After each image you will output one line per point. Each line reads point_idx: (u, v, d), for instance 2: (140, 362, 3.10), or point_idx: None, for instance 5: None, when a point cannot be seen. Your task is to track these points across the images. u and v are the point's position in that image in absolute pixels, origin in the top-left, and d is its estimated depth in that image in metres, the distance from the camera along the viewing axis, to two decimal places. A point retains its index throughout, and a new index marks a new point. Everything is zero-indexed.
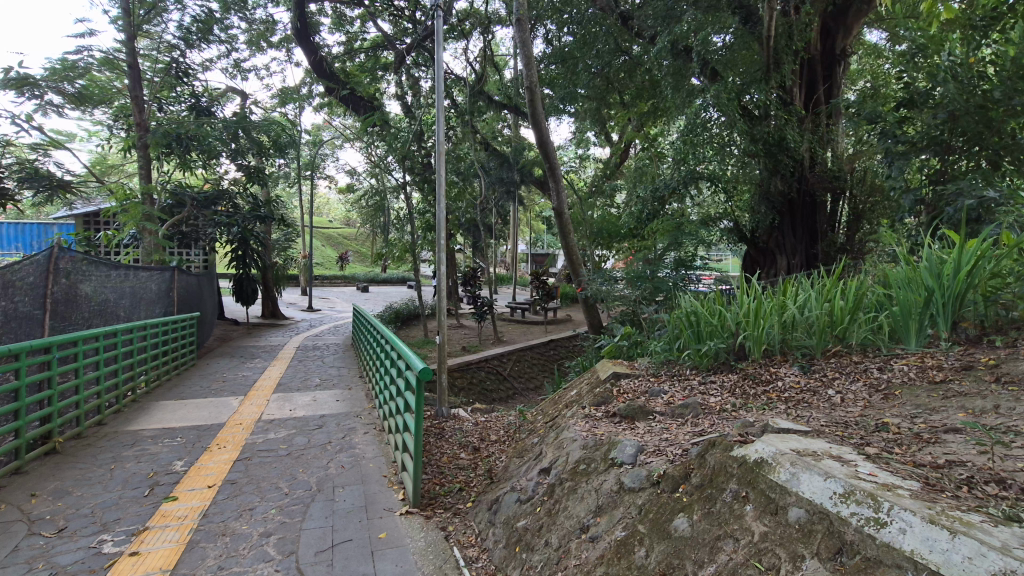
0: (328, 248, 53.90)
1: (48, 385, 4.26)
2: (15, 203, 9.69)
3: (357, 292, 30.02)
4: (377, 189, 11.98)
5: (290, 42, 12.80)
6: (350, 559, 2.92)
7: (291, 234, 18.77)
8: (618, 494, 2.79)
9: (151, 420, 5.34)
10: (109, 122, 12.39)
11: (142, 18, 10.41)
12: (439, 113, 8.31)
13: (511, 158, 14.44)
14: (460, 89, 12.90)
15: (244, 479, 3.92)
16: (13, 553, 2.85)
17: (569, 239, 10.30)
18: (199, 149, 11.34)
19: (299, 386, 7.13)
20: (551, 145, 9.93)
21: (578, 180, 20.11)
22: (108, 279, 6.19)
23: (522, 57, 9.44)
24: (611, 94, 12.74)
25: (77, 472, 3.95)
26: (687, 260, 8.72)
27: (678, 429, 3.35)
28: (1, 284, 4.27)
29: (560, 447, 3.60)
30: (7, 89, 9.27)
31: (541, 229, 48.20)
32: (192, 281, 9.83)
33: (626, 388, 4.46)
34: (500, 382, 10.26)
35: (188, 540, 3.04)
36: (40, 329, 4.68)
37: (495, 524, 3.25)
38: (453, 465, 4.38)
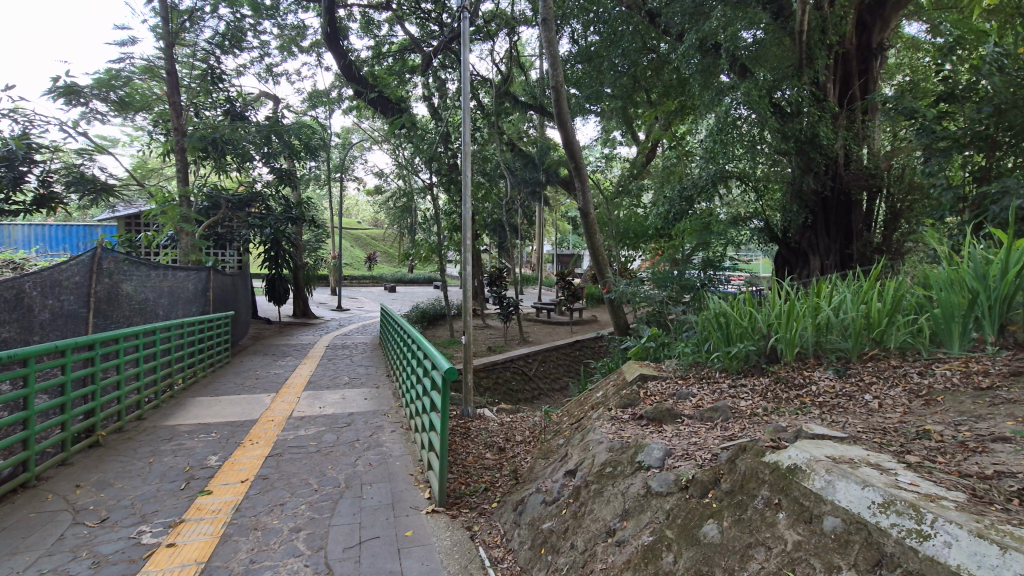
0: (357, 248, 54.91)
1: (92, 381, 4.45)
2: (62, 206, 10.13)
3: (385, 292, 30.50)
4: (404, 190, 12.13)
5: (320, 47, 13.05)
6: (377, 557, 2.95)
7: (321, 235, 19.14)
8: (645, 498, 2.75)
9: (188, 415, 5.52)
10: (149, 128, 12.85)
11: (179, 26, 10.76)
12: (466, 115, 8.32)
13: (536, 158, 14.57)
14: (486, 90, 13.44)
15: (275, 475, 4.00)
16: (58, 541, 2.98)
17: (595, 239, 10.21)
18: (233, 153, 11.68)
19: (329, 384, 7.27)
20: (577, 145, 9.87)
21: (604, 180, 19.95)
22: (148, 279, 6.42)
23: (548, 57, 9.41)
24: (638, 93, 12.61)
25: (118, 465, 4.11)
26: (716, 261, 8.60)
27: (707, 433, 3.28)
28: (50, 283, 4.48)
29: (586, 449, 3.57)
30: (56, 97, 9.69)
31: (566, 229, 48.05)
32: (227, 281, 10.14)
33: (653, 390, 4.39)
34: (525, 382, 10.28)
35: (221, 533, 3.12)
36: (85, 327, 4.88)
37: (520, 526, 3.25)
38: (479, 464, 4.39)
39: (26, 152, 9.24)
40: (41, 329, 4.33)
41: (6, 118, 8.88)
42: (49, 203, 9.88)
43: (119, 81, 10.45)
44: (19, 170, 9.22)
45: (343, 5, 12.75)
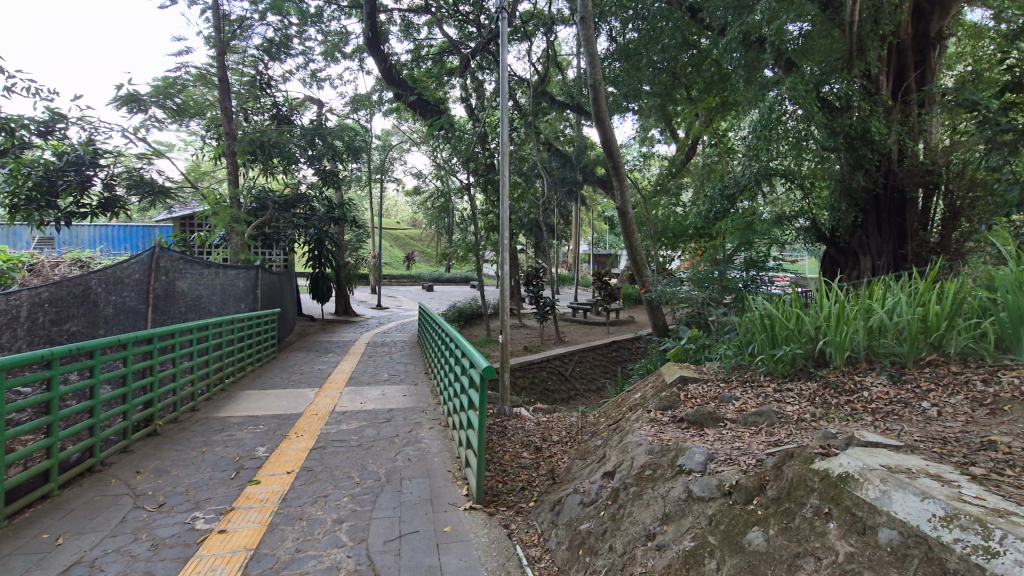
0: (396, 248, 55.95)
1: (151, 373, 4.70)
2: (124, 208, 10.73)
3: (422, 292, 30.99)
4: (441, 190, 12.32)
5: (362, 52, 13.36)
6: (416, 551, 3.00)
7: (362, 235, 19.59)
8: (687, 502, 2.69)
9: (238, 407, 5.75)
10: (202, 133, 13.46)
11: (230, 34, 11.22)
12: (503, 116, 8.33)
13: (573, 157, 14.50)
14: (523, 90, 13.45)
15: (319, 467, 4.13)
16: (121, 524, 3.17)
17: (634, 239, 10.08)
18: (280, 156, 12.11)
19: (369, 380, 7.43)
20: (616, 144, 9.75)
21: (642, 179, 19.64)
22: (202, 277, 6.72)
23: (586, 56, 9.34)
24: (678, 90, 12.36)
25: (174, 453, 4.33)
26: (759, 261, 8.33)
27: (751, 438, 3.19)
28: (113, 281, 4.75)
29: (624, 451, 3.52)
30: (119, 105, 10.28)
31: (603, 229, 47.49)
32: (274, 279, 10.51)
33: (694, 393, 4.28)
34: (562, 382, 10.24)
35: (269, 522, 3.24)
36: (143, 322, 5.16)
37: (558, 526, 3.23)
38: (516, 463, 4.40)
39: (92, 157, 9.88)
40: (105, 324, 4.60)
41: (74, 125, 9.47)
42: (113, 206, 10.48)
43: (175, 88, 10.99)
44: (86, 174, 9.83)
45: (383, 10, 13.01)
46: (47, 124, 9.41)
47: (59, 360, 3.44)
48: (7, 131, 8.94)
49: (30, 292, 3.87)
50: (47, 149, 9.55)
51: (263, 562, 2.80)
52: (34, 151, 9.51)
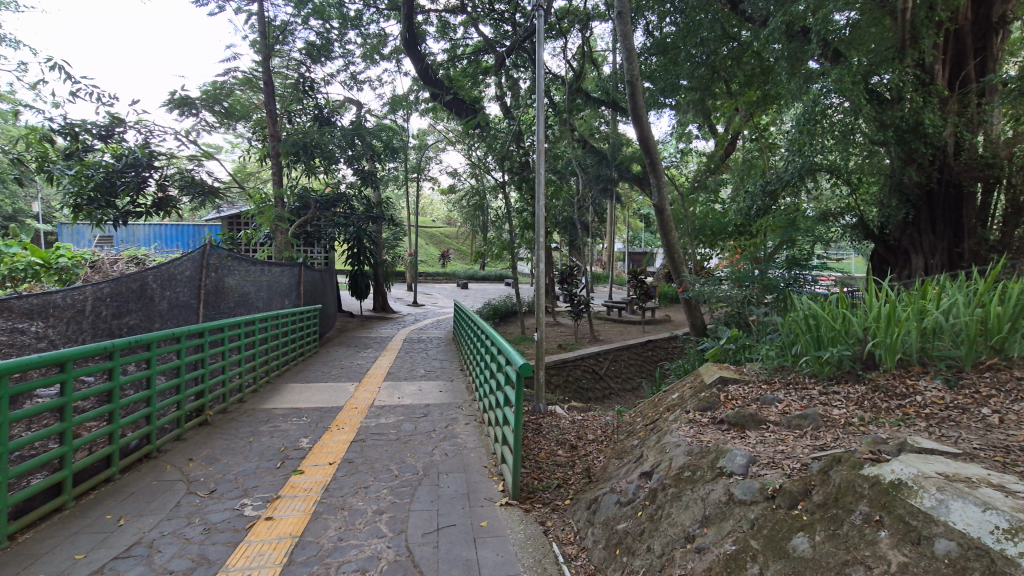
0: (432, 247, 56.68)
1: (202, 365, 4.93)
2: (177, 208, 11.24)
3: (456, 289, 31.28)
4: (476, 188, 12.41)
5: (399, 53, 13.56)
6: (454, 544, 3.04)
7: (398, 233, 19.93)
8: (728, 505, 2.62)
9: (283, 399, 5.96)
10: (248, 136, 13.97)
11: (275, 38, 11.60)
12: (537, 114, 8.33)
13: (609, 154, 14.37)
14: (558, 88, 13.40)
15: (360, 459, 4.24)
16: (176, 508, 3.33)
17: (671, 236, 9.90)
18: (321, 156, 12.44)
19: (406, 376, 7.57)
20: (653, 140, 9.59)
21: (680, 176, 19.25)
22: (248, 274, 6.98)
23: (623, 52, 9.22)
24: (717, 84, 12.03)
25: (224, 442, 4.52)
26: (802, 259, 8.04)
27: (796, 441, 3.10)
28: (167, 277, 5.00)
29: (662, 451, 3.47)
30: (172, 109, 10.77)
31: (637, 226, 46.86)
32: (315, 277, 10.82)
33: (735, 394, 4.16)
34: (596, 381, 10.16)
35: (312, 511, 3.35)
36: (195, 316, 5.41)
37: (594, 524, 3.21)
38: (551, 461, 4.41)
39: (148, 159, 10.40)
40: (160, 318, 4.84)
41: (131, 129, 9.99)
42: (166, 206, 10.99)
43: (223, 92, 11.47)
44: (142, 175, 10.35)
45: (421, 10, 13.17)
46: (107, 128, 9.95)
47: (120, 352, 3.66)
48: (71, 135, 9.51)
49: (93, 287, 4.10)
50: (107, 152, 10.11)
51: (308, 549, 2.89)
52: (95, 154, 10.08)
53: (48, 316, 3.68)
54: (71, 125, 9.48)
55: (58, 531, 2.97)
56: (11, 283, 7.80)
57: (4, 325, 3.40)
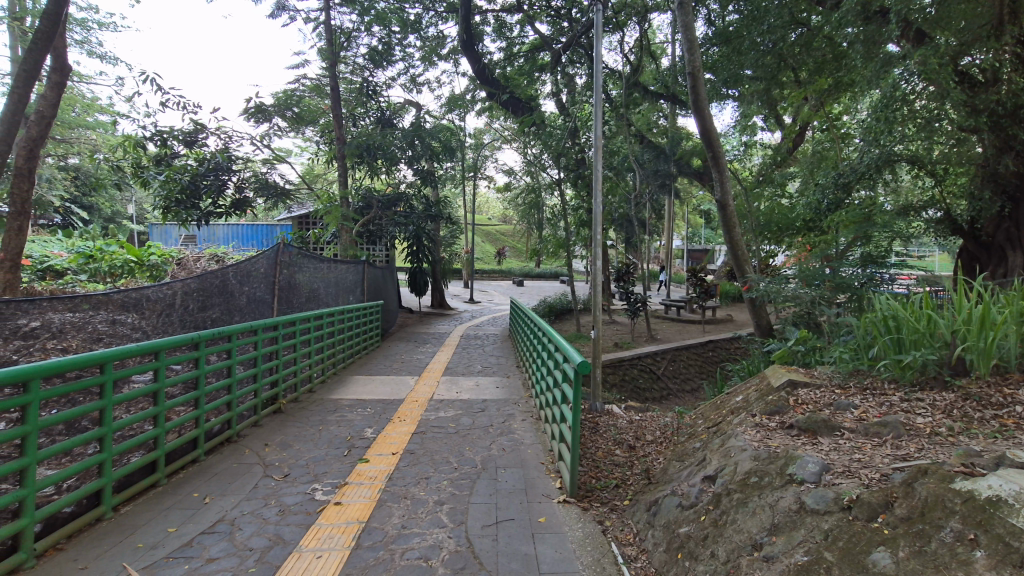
0: (486, 245, 57.34)
1: (276, 357, 5.24)
2: (252, 209, 11.95)
3: (512, 287, 31.19)
4: (532, 186, 12.43)
5: (457, 53, 13.78)
6: (513, 538, 3.07)
7: (455, 231, 20.29)
8: (799, 514, 2.49)
9: (347, 391, 6.23)
10: (316, 140, 14.66)
11: (340, 45, 12.10)
12: (595, 111, 8.22)
13: (667, 149, 13.97)
14: (615, 82, 13.15)
15: (421, 451, 4.36)
16: (254, 489, 3.57)
17: (734, 233, 9.50)
18: (383, 158, 12.86)
19: (464, 371, 7.71)
20: (716, 133, 9.25)
21: (743, 169, 18.49)
22: (317, 271, 7.33)
23: (684, 43, 8.95)
24: (785, 73, 11.41)
25: (295, 430, 4.78)
26: (879, 257, 7.52)
27: (874, 450, 2.92)
28: (245, 274, 5.33)
29: (727, 455, 3.33)
30: (248, 116, 11.47)
31: (697, 223, 45.38)
32: (377, 274, 11.20)
33: (806, 399, 3.94)
34: (653, 381, 9.95)
35: (377, 498, 3.48)
36: (269, 311, 5.74)
37: (655, 526, 3.14)
38: (609, 460, 4.36)
39: (227, 163, 11.13)
40: (238, 312, 5.17)
41: (212, 135, 10.72)
42: (243, 207, 11.70)
43: (294, 99, 12.16)
44: (222, 179, 11.08)
45: (478, 11, 13.34)
46: (191, 135, 10.69)
47: (204, 343, 3.94)
48: (161, 142, 10.31)
49: (182, 283, 4.44)
50: (191, 157, 10.89)
51: (374, 535, 3.01)
52: (181, 160, 10.87)
53: (143, 309, 4.01)
54: (160, 133, 10.29)
55: (153, 505, 3.25)
56: (109, 279, 8.76)
57: (106, 316, 3.74)
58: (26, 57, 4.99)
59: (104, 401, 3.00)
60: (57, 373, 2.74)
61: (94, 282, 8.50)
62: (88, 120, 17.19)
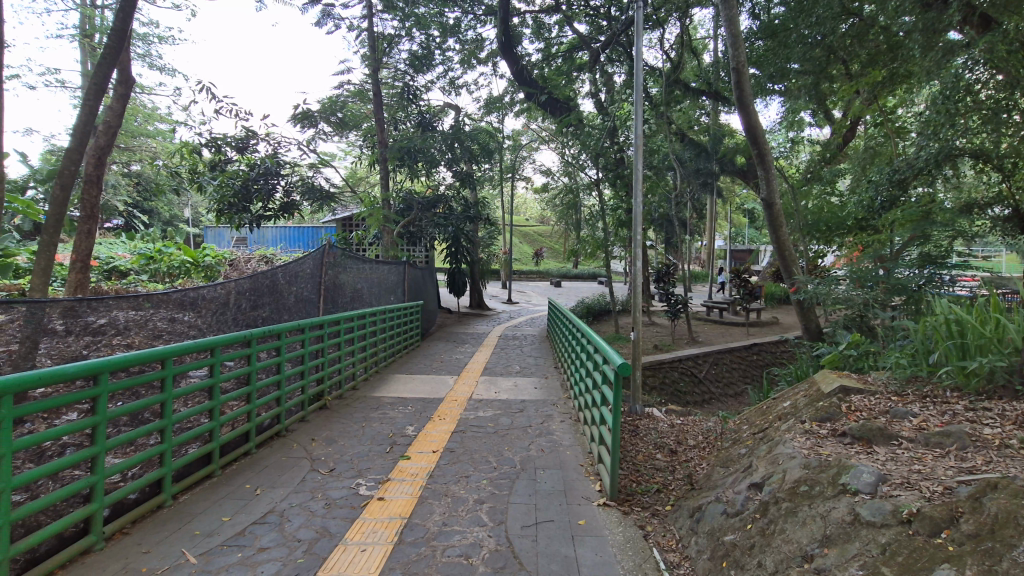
0: (524, 246, 57.50)
1: (322, 354, 5.41)
2: (300, 211, 12.38)
3: (550, 287, 31.26)
4: (570, 186, 12.38)
5: (495, 56, 13.89)
6: (553, 539, 3.06)
7: (494, 232, 20.43)
8: (853, 525, 2.38)
9: (389, 389, 6.36)
10: (359, 144, 15.06)
11: (382, 51, 12.41)
12: (634, 109, 8.11)
13: (709, 147, 13.65)
14: (655, 80, 12.95)
15: (461, 450, 4.40)
16: (302, 482, 3.69)
17: (781, 233, 9.17)
18: (423, 160, 13.08)
19: (502, 371, 7.75)
20: (761, 129, 8.96)
21: (790, 167, 17.87)
22: (360, 272, 7.50)
23: (727, 38, 8.72)
24: (836, 66, 10.97)
25: (340, 426, 4.91)
26: (938, 257, 7.13)
27: (936, 461, 2.77)
28: (292, 275, 5.52)
29: (774, 462, 3.21)
30: (295, 122, 11.89)
31: (740, 222, 44.13)
32: (417, 274, 11.40)
33: (859, 405, 3.75)
34: (695, 384, 9.73)
35: (418, 495, 3.54)
36: (314, 311, 5.92)
37: (698, 533, 3.06)
38: (649, 464, 4.29)
39: (276, 167, 11.57)
40: (285, 312, 5.35)
41: (262, 141, 11.17)
42: (290, 210, 12.13)
43: (338, 105, 12.54)
44: (271, 183, 11.52)
45: (517, 13, 13.41)
46: (243, 141, 11.14)
47: (256, 340, 4.11)
48: (215, 148, 10.81)
49: (235, 283, 4.64)
50: (243, 162, 11.34)
51: (416, 532, 3.07)
52: (233, 165, 11.32)
53: (198, 308, 4.20)
54: (214, 139, 10.79)
55: (209, 495, 3.42)
56: (168, 279, 9.26)
57: (166, 314, 3.93)
58: (96, 71, 5.26)
59: (164, 395, 3.18)
60: (122, 368, 2.91)
61: (155, 282, 9.02)
62: (150, 129, 18.20)
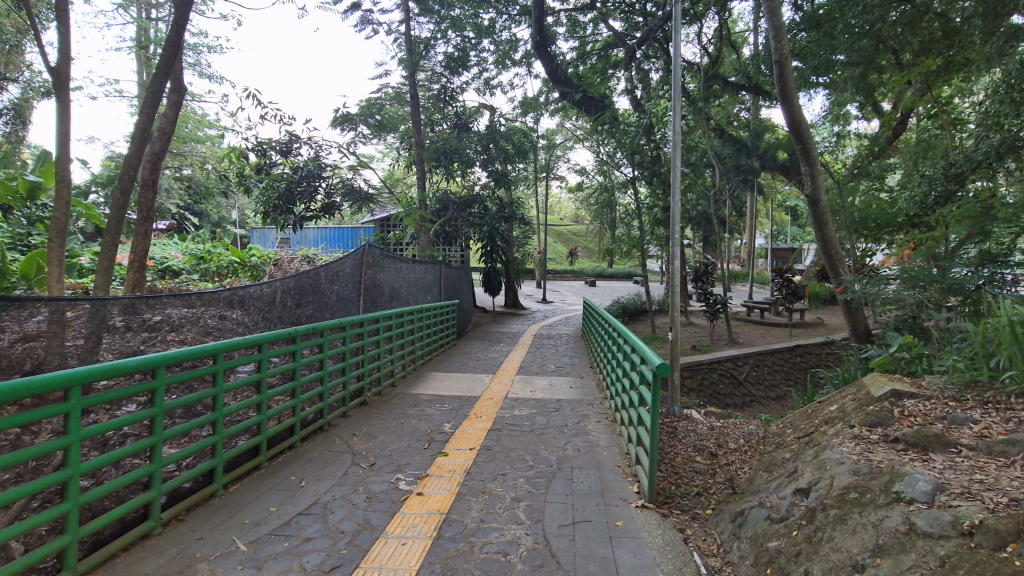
0: (558, 245, 57.29)
1: (362, 352, 5.54)
2: (340, 212, 12.69)
3: (585, 287, 30.98)
4: (606, 185, 12.27)
5: (530, 56, 13.90)
6: (590, 539, 3.05)
7: (528, 232, 20.44)
8: (907, 535, 2.28)
9: (426, 387, 6.46)
10: (396, 146, 15.33)
11: (418, 54, 12.60)
12: (673, 105, 7.96)
13: (750, 142, 13.28)
14: (693, 75, 12.67)
15: (497, 448, 4.44)
16: (344, 475, 3.80)
17: (827, 230, 8.85)
18: (459, 161, 13.19)
19: (538, 370, 7.75)
20: (805, 123, 8.65)
21: (836, 162, 17.20)
22: (398, 271, 7.63)
23: (769, 30, 8.45)
24: (885, 56, 10.49)
25: (379, 422, 5.02)
26: (1000, 255, 6.73)
27: (1000, 471, 2.62)
28: (333, 274, 5.66)
29: (821, 468, 3.10)
30: (336, 125, 12.20)
31: (783, 220, 42.70)
32: (453, 274, 11.51)
33: (913, 410, 3.58)
34: (735, 386, 9.50)
35: (456, 491, 3.59)
36: (354, 309, 6.05)
37: (740, 538, 2.99)
38: (689, 467, 4.22)
39: (317, 170, 11.91)
40: (326, 310, 5.49)
41: (305, 145, 11.51)
42: (331, 211, 12.45)
43: (376, 108, 12.79)
44: (313, 185, 11.85)
45: (551, 12, 13.37)
46: (286, 145, 11.51)
47: (300, 337, 4.24)
48: (261, 152, 11.19)
49: (281, 282, 4.82)
50: (286, 165, 11.68)
51: (454, 527, 3.10)
52: (278, 168, 11.68)
53: (245, 307, 4.35)
54: (260, 144, 11.19)
55: (257, 486, 3.55)
56: (218, 278, 9.66)
57: (216, 312, 4.10)
58: (152, 80, 5.52)
59: (215, 389, 3.32)
60: (177, 362, 3.05)
61: (206, 282, 9.41)
62: (200, 134, 18.99)
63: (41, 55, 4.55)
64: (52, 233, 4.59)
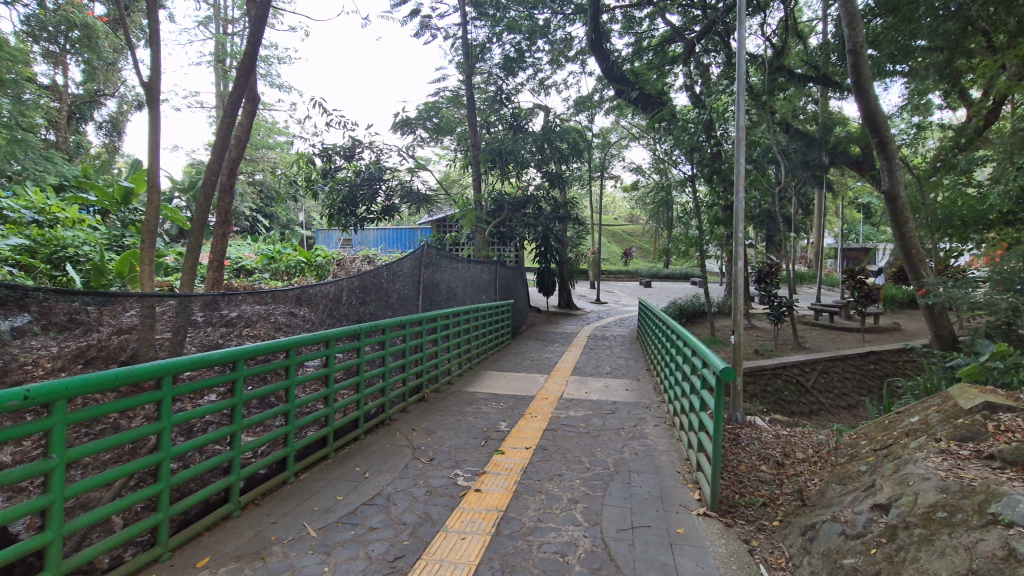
0: (613, 245, 56.57)
1: (421, 348, 5.67)
2: (399, 213, 13.06)
3: (641, 288, 30.43)
4: (663, 183, 11.98)
5: (585, 54, 13.77)
6: (650, 545, 2.99)
7: (583, 232, 20.26)
8: (1006, 561, 2.09)
9: (482, 385, 6.54)
10: (452, 148, 15.61)
11: (473, 57, 12.77)
12: (736, 99, 7.66)
13: (819, 136, 12.58)
14: (756, 68, 12.16)
15: (553, 448, 4.44)
16: (405, 469, 3.91)
17: (906, 229, 8.25)
18: (514, 162, 13.26)
19: (593, 372, 7.67)
20: (882, 114, 8.09)
21: (916, 155, 16.02)
22: (454, 270, 7.77)
23: (842, 17, 7.97)
24: (973, 39, 9.67)
25: (437, 418, 5.13)
26: None
27: None
28: (393, 274, 5.83)
29: (903, 483, 2.89)
30: (395, 130, 12.58)
31: (855, 218, 40.18)
32: (508, 274, 11.59)
33: (1010, 424, 3.27)
34: (801, 392, 9.04)
35: (513, 489, 3.62)
36: (412, 308, 6.21)
37: (811, 553, 2.84)
38: (753, 475, 4.05)
39: (379, 173, 12.32)
40: (386, 309, 5.65)
41: (366, 150, 11.94)
42: (391, 212, 12.85)
43: (433, 112, 13.08)
44: (374, 187, 12.27)
45: (607, 9, 13.20)
46: (350, 150, 11.98)
47: (364, 334, 4.40)
48: (326, 156, 11.72)
49: (346, 281, 5.03)
50: (349, 169, 12.16)
51: (512, 525, 3.13)
52: (341, 172, 12.18)
53: (312, 305, 4.55)
54: (325, 149, 11.73)
55: (324, 475, 3.71)
56: (287, 276, 10.21)
57: (286, 309, 4.32)
58: (229, 92, 5.89)
59: (287, 382, 3.51)
60: (253, 356, 3.24)
61: (276, 280, 9.97)
62: (270, 140, 20.09)
63: (135, 71, 4.94)
64: (144, 236, 4.99)
